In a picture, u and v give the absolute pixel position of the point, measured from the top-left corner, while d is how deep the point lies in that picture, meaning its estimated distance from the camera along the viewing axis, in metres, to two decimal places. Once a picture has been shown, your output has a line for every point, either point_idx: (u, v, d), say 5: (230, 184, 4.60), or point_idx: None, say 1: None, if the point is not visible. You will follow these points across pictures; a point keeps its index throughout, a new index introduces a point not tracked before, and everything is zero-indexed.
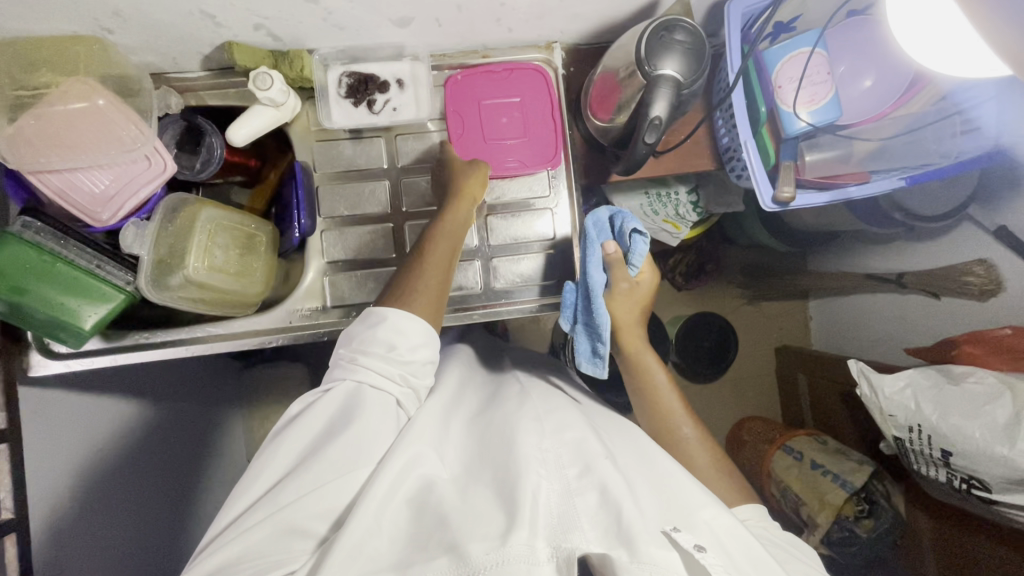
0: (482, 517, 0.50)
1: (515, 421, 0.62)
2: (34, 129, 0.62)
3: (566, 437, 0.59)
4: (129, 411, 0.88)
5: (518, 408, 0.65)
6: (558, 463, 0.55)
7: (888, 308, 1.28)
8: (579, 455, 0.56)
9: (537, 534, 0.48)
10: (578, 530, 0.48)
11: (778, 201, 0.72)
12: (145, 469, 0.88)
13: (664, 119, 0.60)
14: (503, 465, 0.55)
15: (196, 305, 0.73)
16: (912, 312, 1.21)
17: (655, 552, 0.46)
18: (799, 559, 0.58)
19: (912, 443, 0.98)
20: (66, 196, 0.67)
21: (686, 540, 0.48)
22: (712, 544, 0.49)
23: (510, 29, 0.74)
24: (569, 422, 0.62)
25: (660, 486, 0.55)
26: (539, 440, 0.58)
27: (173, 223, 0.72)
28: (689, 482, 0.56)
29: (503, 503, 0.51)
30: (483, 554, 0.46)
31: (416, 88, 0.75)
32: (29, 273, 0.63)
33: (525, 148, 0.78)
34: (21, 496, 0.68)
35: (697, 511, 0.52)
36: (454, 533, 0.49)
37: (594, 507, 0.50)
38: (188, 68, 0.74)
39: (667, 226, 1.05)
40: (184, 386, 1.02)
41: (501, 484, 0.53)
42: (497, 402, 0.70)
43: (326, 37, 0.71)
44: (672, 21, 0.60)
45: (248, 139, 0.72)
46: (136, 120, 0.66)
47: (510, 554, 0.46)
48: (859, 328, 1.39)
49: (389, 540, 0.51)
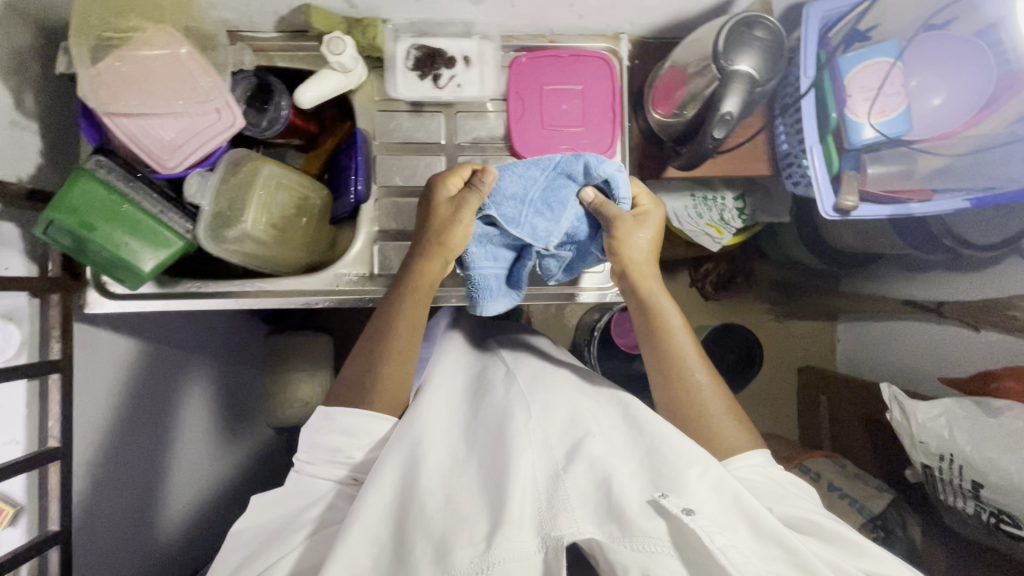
0: (468, 515, 0.52)
1: (504, 408, 0.64)
2: (117, 71, 0.65)
3: (552, 418, 0.62)
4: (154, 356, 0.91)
5: (505, 392, 0.67)
6: (545, 443, 0.58)
7: (921, 337, 1.26)
8: (566, 437, 0.59)
9: (523, 526, 0.50)
10: (566, 514, 0.51)
11: (839, 209, 0.71)
12: (153, 424, 0.92)
13: (734, 115, 0.60)
14: (489, 456, 0.57)
15: (245, 259, 0.76)
16: (944, 342, 1.19)
17: (644, 527, 0.49)
18: (796, 493, 0.59)
19: (940, 472, 0.96)
20: (137, 140, 0.68)
21: (674, 504, 0.50)
22: (701, 505, 0.51)
23: (580, 15, 0.74)
24: (556, 400, 0.65)
25: (647, 455, 0.57)
26: (524, 423, 0.60)
27: (235, 176, 0.74)
28: (678, 439, 0.57)
29: (490, 499, 0.52)
30: (469, 561, 0.48)
31: (481, 66, 0.76)
32: (97, 211, 0.65)
33: (580, 136, 0.79)
34: (70, 427, 0.72)
35: (684, 471, 0.53)
36: (442, 536, 0.50)
37: (582, 485, 0.53)
38: (261, 28, 0.75)
39: (709, 229, 1.04)
40: (199, 341, 1.05)
41: (488, 476, 0.55)
42: (482, 387, 0.70)
43: (401, 9, 0.72)
44: (753, 18, 0.59)
45: (314, 102, 0.73)
46: (211, 72, 0.68)
47: (497, 557, 0.48)
48: (889, 355, 1.36)
49: (383, 550, 0.52)
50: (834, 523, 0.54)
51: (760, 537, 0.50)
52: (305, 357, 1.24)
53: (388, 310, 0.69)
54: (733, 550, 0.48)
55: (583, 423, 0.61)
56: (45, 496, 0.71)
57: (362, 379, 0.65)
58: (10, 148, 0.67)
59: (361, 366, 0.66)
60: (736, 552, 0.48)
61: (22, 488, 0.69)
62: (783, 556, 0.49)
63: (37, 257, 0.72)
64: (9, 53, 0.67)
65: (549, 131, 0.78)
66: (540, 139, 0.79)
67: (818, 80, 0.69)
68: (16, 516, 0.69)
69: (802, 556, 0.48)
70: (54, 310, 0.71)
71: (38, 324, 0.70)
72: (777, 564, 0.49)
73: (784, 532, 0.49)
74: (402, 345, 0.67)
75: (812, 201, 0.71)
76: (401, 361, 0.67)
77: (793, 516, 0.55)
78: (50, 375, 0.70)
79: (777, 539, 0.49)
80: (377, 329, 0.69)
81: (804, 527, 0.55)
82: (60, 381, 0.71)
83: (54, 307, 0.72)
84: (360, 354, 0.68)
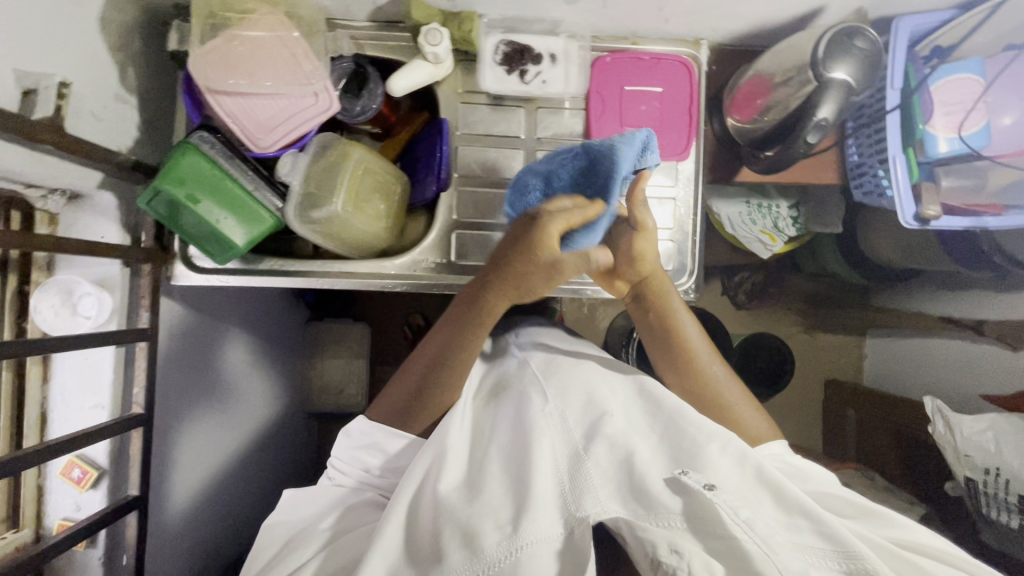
0: (493, 501, 0.55)
1: (523, 395, 0.68)
2: (224, 52, 0.67)
3: (567, 401, 0.66)
4: (213, 331, 0.93)
5: (525, 379, 0.72)
6: (565, 427, 0.63)
7: (956, 356, 1.23)
8: (585, 419, 0.64)
9: (548, 509, 0.54)
10: (590, 495, 0.55)
11: (920, 219, 0.72)
12: (214, 399, 0.94)
13: (830, 121, 0.64)
14: (513, 445, 0.61)
15: (327, 241, 0.78)
16: (981, 361, 1.16)
17: (666, 501, 0.52)
18: (814, 476, 0.63)
19: (985, 486, 0.97)
20: (236, 120, 0.70)
21: (696, 480, 0.53)
22: (722, 481, 0.54)
23: (666, 19, 0.76)
24: (571, 382, 0.69)
25: (666, 432, 0.61)
26: (543, 410, 0.65)
27: (325, 157, 0.75)
28: (697, 416, 0.61)
29: (515, 486, 0.56)
30: (496, 544, 0.51)
31: (567, 64, 0.77)
32: (201, 184, 0.67)
33: (657, 137, 0.81)
34: (152, 396, 0.73)
35: (703, 448, 0.57)
36: (468, 523, 0.53)
37: (604, 466, 0.57)
38: (355, 17, 0.77)
39: (762, 235, 1.06)
40: (260, 320, 1.09)
41: (512, 462, 0.59)
42: (502, 380, 0.74)
43: (497, 4, 0.74)
44: (854, 29, 0.61)
45: (405, 92, 0.75)
46: (312, 56, 0.70)
47: (524, 540, 0.51)
48: (920, 372, 1.33)
49: (409, 537, 0.56)
50: (847, 501, 0.58)
51: (784, 507, 0.53)
52: (345, 345, 1.29)
53: (444, 341, 0.68)
54: (759, 520, 0.51)
55: (601, 401, 0.65)
56: (125, 461, 0.73)
57: (406, 408, 0.68)
58: (115, 121, 0.70)
59: (408, 401, 0.68)
60: (761, 522, 0.51)
61: (104, 452, 0.72)
62: (807, 525, 0.51)
63: (131, 228, 0.74)
64: (119, 30, 0.69)
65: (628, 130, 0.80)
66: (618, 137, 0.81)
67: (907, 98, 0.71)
68: (98, 479, 0.71)
69: (825, 523, 0.51)
70: (144, 280, 0.73)
71: (129, 293, 0.73)
72: (804, 534, 0.51)
73: (806, 500, 0.52)
74: (451, 378, 0.68)
75: (891, 210, 0.73)
76: (450, 389, 0.68)
77: (820, 494, 0.60)
78: (138, 343, 0.72)
79: (801, 509, 0.52)
80: (427, 361, 0.68)
81: (826, 500, 0.59)
82: (147, 349, 0.73)
83: (145, 277, 0.74)
84: (403, 380, 0.69)
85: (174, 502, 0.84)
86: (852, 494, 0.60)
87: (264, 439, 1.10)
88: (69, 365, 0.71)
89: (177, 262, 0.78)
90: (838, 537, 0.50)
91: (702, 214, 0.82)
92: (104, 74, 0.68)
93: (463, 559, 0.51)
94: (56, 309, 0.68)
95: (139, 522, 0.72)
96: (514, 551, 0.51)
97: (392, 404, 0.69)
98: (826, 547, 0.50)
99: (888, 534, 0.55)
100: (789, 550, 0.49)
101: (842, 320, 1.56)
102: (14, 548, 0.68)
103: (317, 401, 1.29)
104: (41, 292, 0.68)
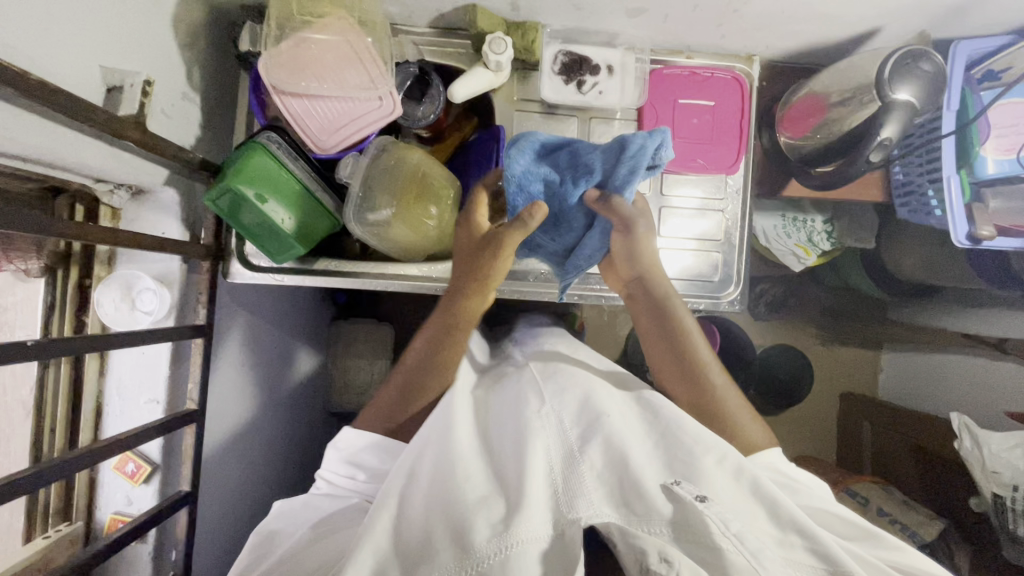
0: (486, 498, 0.54)
1: (519, 394, 0.67)
2: (294, 55, 0.68)
3: (565, 400, 0.64)
4: (256, 328, 0.94)
5: (521, 375, 0.72)
6: (561, 426, 0.61)
7: (973, 373, 1.25)
8: (581, 417, 0.62)
9: (540, 509, 0.52)
10: (582, 498, 0.53)
11: (974, 239, 0.73)
12: (254, 395, 0.94)
13: (892, 141, 0.65)
14: (510, 442, 0.60)
15: (382, 243, 0.79)
16: (999, 378, 1.18)
17: (656, 507, 0.51)
18: (813, 492, 0.61)
19: (1014, 502, 0.96)
20: (300, 122, 0.71)
21: (689, 491, 0.52)
22: (718, 493, 0.52)
23: (722, 35, 0.78)
24: (570, 383, 0.68)
25: (666, 439, 0.60)
26: (538, 409, 0.63)
27: (383, 160, 0.76)
28: (696, 427, 0.60)
29: (511, 484, 0.55)
30: (487, 540, 0.50)
31: (623, 75, 0.79)
32: (270, 186, 0.68)
33: (709, 150, 0.82)
34: (205, 392, 0.73)
35: (699, 458, 0.56)
36: (459, 520, 0.52)
37: (598, 467, 0.56)
38: (417, 23, 0.78)
39: (797, 249, 1.07)
40: (292, 320, 1.07)
41: (510, 460, 0.58)
42: (501, 376, 0.76)
43: (559, 15, 0.75)
44: (921, 52, 0.63)
45: (464, 98, 0.77)
46: (379, 60, 0.71)
47: (514, 537, 0.49)
48: (937, 385, 1.33)
49: (405, 533, 0.54)
50: (849, 523, 0.57)
51: (778, 523, 0.51)
52: (366, 346, 1.26)
53: (432, 339, 0.72)
54: (751, 535, 0.49)
55: (598, 402, 0.63)
56: (177, 456, 0.73)
57: (397, 404, 0.71)
58: (180, 119, 0.70)
59: (397, 398, 0.71)
60: (753, 537, 0.49)
61: (158, 447, 0.72)
62: (800, 542, 0.50)
63: (191, 224, 0.74)
64: (190, 28, 0.70)
65: (680, 142, 0.82)
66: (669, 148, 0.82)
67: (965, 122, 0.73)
68: (151, 474, 0.71)
69: (818, 542, 0.50)
70: (203, 276, 0.74)
71: (185, 289, 0.73)
72: (796, 551, 0.50)
73: (801, 518, 0.51)
74: (440, 371, 0.71)
75: (944, 229, 0.75)
76: (438, 382, 0.71)
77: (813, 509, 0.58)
78: (194, 339, 0.72)
79: (800, 528, 0.50)
80: (406, 371, 0.72)
81: (823, 518, 0.58)
82: (203, 345, 0.72)
83: (204, 273, 0.74)
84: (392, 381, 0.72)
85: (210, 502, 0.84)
86: (851, 515, 0.59)
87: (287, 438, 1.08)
88: (126, 359, 0.71)
89: (233, 260, 0.78)
90: (831, 557, 0.48)
91: (750, 227, 0.83)
92: (173, 72, 0.68)
93: (452, 556, 0.50)
94: (118, 303, 0.68)
95: (189, 517, 0.71)
96: (504, 548, 0.49)
97: (388, 402, 0.71)
98: (817, 566, 0.49)
99: (886, 556, 0.54)
100: (781, 564, 0.48)
101: (861, 334, 1.53)
102: (69, 541, 0.67)
103: (340, 399, 1.25)
104: (104, 287, 0.68)
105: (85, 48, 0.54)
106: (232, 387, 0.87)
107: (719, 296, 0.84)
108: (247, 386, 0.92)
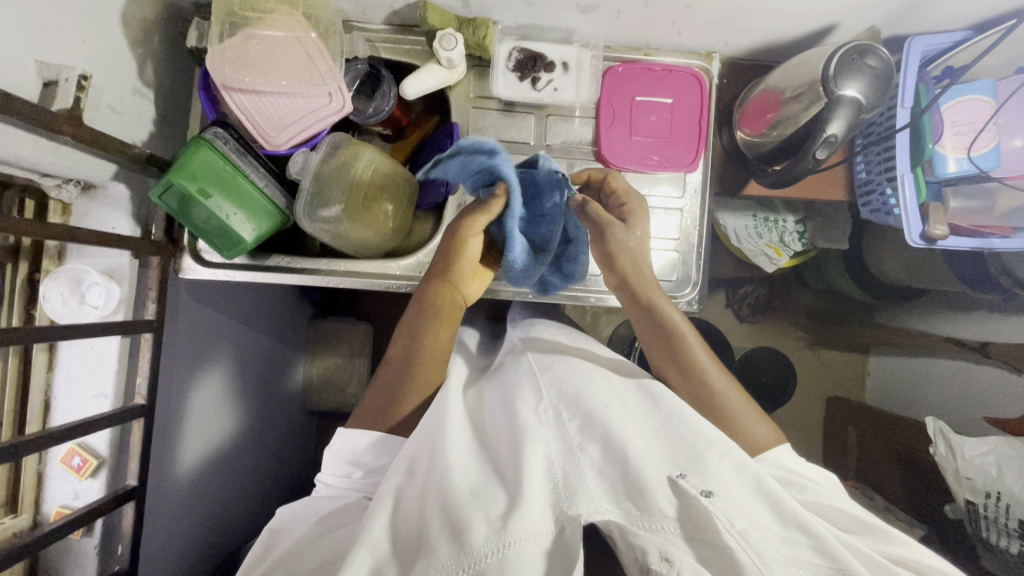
0: (484, 494, 0.53)
1: (514, 385, 0.67)
2: (242, 50, 0.69)
3: (564, 394, 0.63)
4: (226, 325, 0.93)
5: (517, 370, 0.70)
6: (559, 422, 0.60)
7: (955, 380, 1.14)
8: (578, 410, 0.61)
9: (538, 505, 0.50)
10: (583, 493, 0.52)
11: (927, 238, 0.73)
12: (225, 391, 0.93)
13: (838, 137, 0.65)
14: (508, 435, 0.59)
15: (337, 240, 0.77)
16: (984, 387, 1.07)
17: (661, 504, 0.50)
18: (819, 485, 0.62)
19: (985, 510, 0.91)
20: (248, 116, 0.71)
21: (693, 486, 0.51)
22: (721, 490, 0.51)
23: (679, 32, 0.77)
24: (568, 373, 0.67)
25: (668, 431, 0.59)
26: (534, 406, 0.62)
27: (336, 157, 0.75)
28: (698, 420, 0.59)
29: (509, 480, 0.53)
30: (484, 539, 0.48)
31: (579, 72, 0.78)
32: (214, 179, 0.67)
33: (666, 147, 0.81)
34: (155, 386, 0.73)
35: (704, 453, 0.55)
36: (457, 516, 0.51)
37: (597, 460, 0.55)
38: (372, 20, 0.78)
39: (768, 250, 1.04)
40: (265, 318, 1.06)
41: (508, 453, 0.57)
42: (498, 370, 0.75)
43: (512, 11, 0.75)
44: (866, 48, 0.64)
45: (418, 94, 0.77)
46: (329, 57, 0.71)
47: (511, 536, 0.48)
48: (919, 387, 1.23)
49: (396, 535, 0.52)
50: (857, 520, 0.56)
51: (781, 519, 0.51)
52: (344, 345, 1.26)
53: (408, 338, 0.70)
54: (755, 532, 0.48)
55: (594, 394, 0.63)
56: (125, 451, 0.72)
57: (384, 408, 0.68)
58: (131, 115, 0.71)
59: (384, 399, 0.69)
60: (756, 534, 0.48)
61: (104, 441, 0.71)
62: (804, 540, 0.49)
63: (142, 219, 0.74)
64: (141, 24, 0.71)
65: (637, 140, 0.81)
66: (626, 145, 0.81)
67: (918, 119, 0.73)
68: (98, 468, 0.71)
69: (822, 539, 0.49)
70: (153, 271, 0.74)
71: (135, 285, 0.73)
72: (799, 548, 0.49)
73: (805, 515, 0.50)
74: (428, 372, 0.70)
75: (898, 229, 0.75)
76: (429, 380, 0.70)
77: (816, 504, 0.58)
78: (142, 334, 0.72)
79: (802, 525, 0.50)
80: (395, 367, 0.70)
81: (828, 513, 0.58)
82: (151, 340, 0.72)
83: (154, 268, 0.74)
84: (379, 387, 0.70)
85: (183, 495, 0.83)
86: (855, 509, 0.59)
87: (264, 434, 1.07)
88: (74, 352, 0.71)
89: (186, 255, 0.78)
90: (834, 553, 0.48)
91: (710, 225, 0.82)
92: (124, 68, 0.69)
93: (452, 553, 0.48)
94: (65, 297, 0.68)
95: (136, 512, 0.71)
96: (502, 547, 0.48)
97: (365, 407, 0.69)
98: (822, 564, 0.48)
99: (890, 550, 0.54)
100: (784, 561, 0.47)
101: (845, 336, 1.41)
102: (10, 534, 0.68)
103: (318, 398, 1.26)
104: (51, 279, 0.68)
105: (22, 42, 0.55)
106: (195, 384, 0.85)
107: (677, 296, 0.82)
108: (218, 380, 0.91)
